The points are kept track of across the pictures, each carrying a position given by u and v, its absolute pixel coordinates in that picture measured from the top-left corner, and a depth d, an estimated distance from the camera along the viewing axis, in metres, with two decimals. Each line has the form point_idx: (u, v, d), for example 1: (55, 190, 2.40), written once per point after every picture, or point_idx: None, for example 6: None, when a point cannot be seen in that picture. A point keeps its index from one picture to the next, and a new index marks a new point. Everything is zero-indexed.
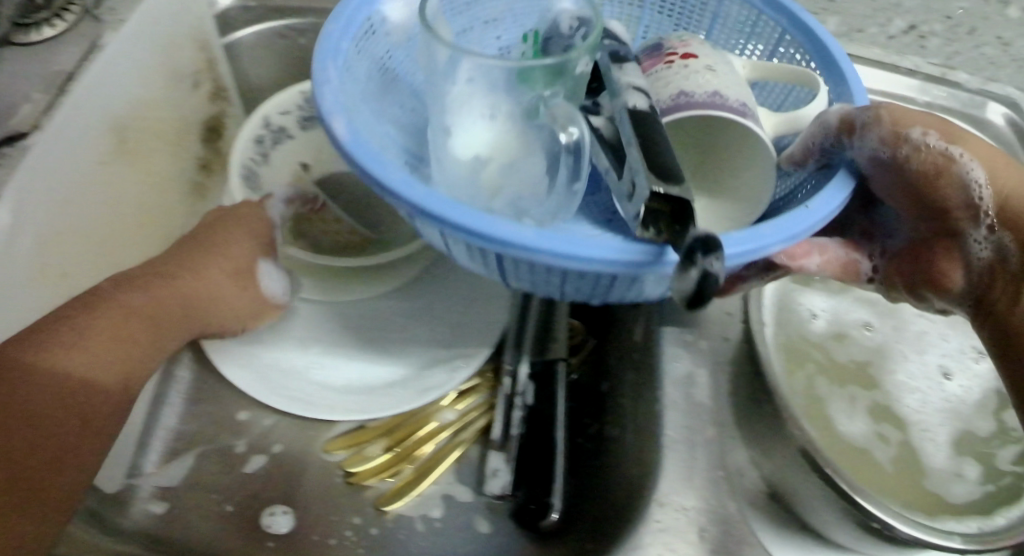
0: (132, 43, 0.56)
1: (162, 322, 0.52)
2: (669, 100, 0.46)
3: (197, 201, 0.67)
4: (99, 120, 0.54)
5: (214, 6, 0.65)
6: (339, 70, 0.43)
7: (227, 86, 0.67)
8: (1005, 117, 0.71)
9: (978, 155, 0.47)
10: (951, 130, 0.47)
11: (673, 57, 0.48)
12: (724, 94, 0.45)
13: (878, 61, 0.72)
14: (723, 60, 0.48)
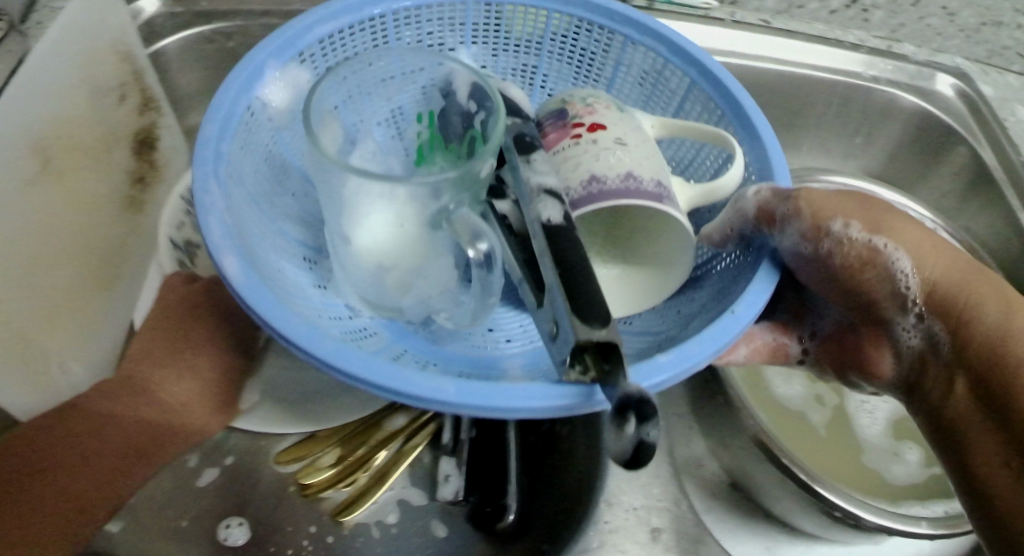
0: (53, 59, 0.53)
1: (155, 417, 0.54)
2: (582, 189, 0.45)
3: (134, 212, 0.64)
4: (19, 142, 0.51)
5: (139, 15, 0.62)
6: (223, 184, 0.41)
7: (157, 97, 0.63)
8: (953, 89, 0.70)
9: (913, 246, 0.44)
10: (879, 218, 0.45)
11: (579, 130, 0.47)
12: (638, 176, 0.45)
13: (818, 35, 0.68)
14: (633, 125, 0.48)
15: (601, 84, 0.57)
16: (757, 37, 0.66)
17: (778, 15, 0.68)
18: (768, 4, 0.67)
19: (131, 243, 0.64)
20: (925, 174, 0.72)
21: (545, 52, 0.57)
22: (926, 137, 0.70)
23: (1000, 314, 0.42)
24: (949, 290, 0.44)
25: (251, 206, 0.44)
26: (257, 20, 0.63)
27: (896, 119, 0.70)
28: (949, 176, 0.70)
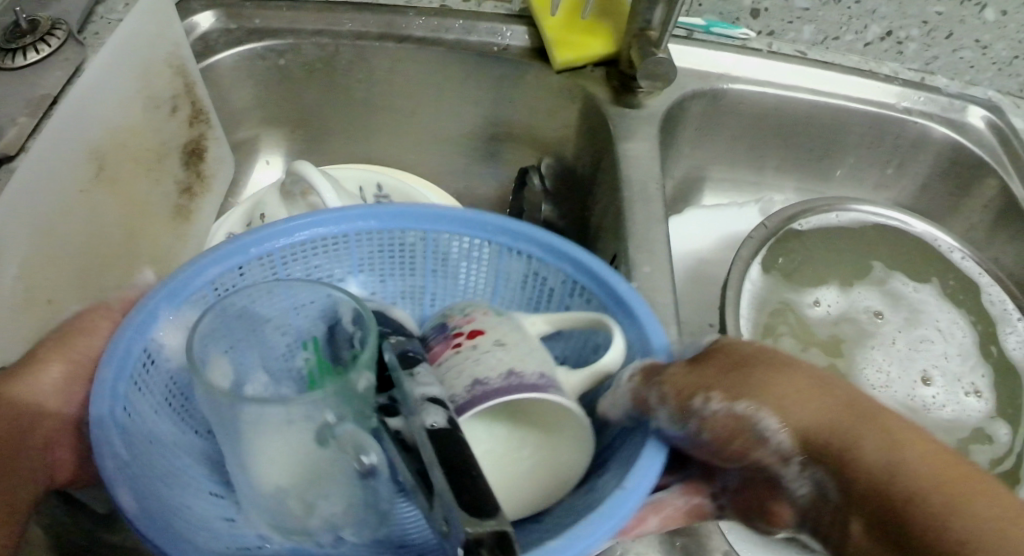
0: (111, 71, 0.55)
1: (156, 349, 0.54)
2: (467, 393, 0.43)
3: (181, 221, 0.65)
4: (79, 151, 0.53)
5: (194, 32, 0.64)
6: (125, 437, 0.38)
7: (205, 108, 0.64)
8: (985, 121, 0.70)
9: (778, 398, 0.38)
10: (724, 374, 0.39)
11: (459, 338, 0.46)
12: (518, 369, 0.42)
13: (853, 67, 0.69)
14: (511, 328, 0.46)
15: (485, 293, 0.53)
16: (797, 63, 0.67)
17: (814, 46, 0.70)
18: (804, 36, 0.69)
19: (177, 252, 0.65)
20: (957, 208, 0.72)
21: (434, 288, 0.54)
22: (960, 170, 0.70)
23: (889, 453, 0.36)
24: (832, 438, 0.37)
25: (144, 442, 0.40)
26: (309, 39, 0.64)
27: (929, 151, 0.70)
28: (981, 209, 0.70)
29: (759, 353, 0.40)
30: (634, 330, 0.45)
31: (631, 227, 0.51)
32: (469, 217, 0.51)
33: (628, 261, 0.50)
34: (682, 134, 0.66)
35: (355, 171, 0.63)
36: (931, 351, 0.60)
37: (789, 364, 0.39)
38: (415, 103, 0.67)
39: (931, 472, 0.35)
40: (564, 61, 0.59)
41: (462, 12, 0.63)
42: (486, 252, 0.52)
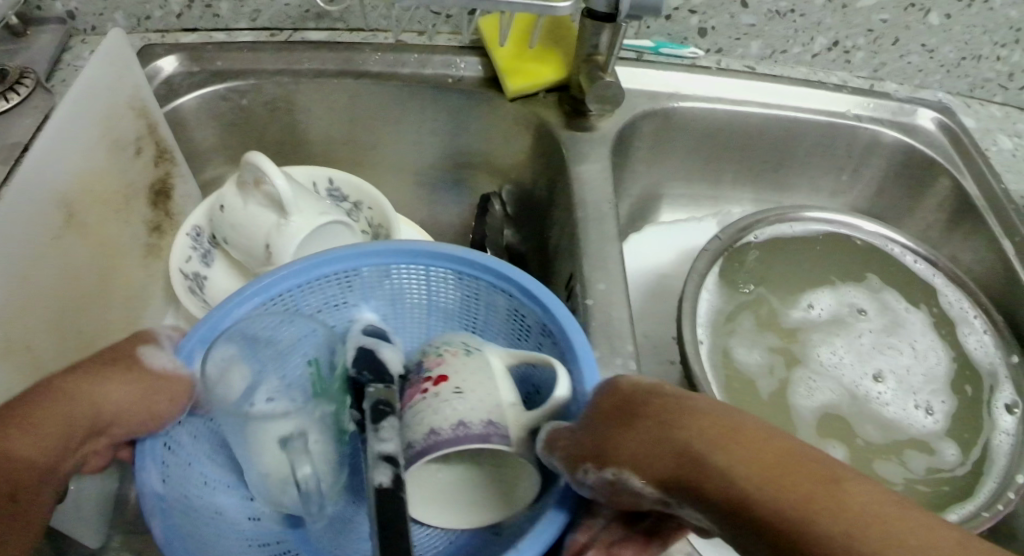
0: (74, 121, 0.56)
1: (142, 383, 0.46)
2: (423, 440, 0.44)
3: (152, 259, 0.66)
4: (47, 204, 0.54)
5: (158, 75, 0.66)
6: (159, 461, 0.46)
7: (172, 148, 0.65)
8: (935, 122, 0.72)
9: (632, 451, 0.37)
10: (606, 425, 0.39)
11: (427, 385, 0.46)
12: (468, 420, 0.43)
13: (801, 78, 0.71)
14: (475, 369, 0.46)
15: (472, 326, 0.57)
16: (748, 75, 0.68)
17: (763, 61, 0.72)
18: (751, 51, 0.71)
19: (151, 288, 0.66)
20: (911, 207, 0.74)
21: (433, 316, 0.58)
22: (912, 172, 0.72)
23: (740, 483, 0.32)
24: (680, 473, 0.34)
25: (181, 465, 0.48)
26: (269, 79, 0.66)
27: (881, 154, 0.72)
28: (933, 208, 0.72)
29: (638, 390, 0.39)
30: (587, 368, 0.45)
31: (585, 245, 0.52)
32: (453, 256, 0.54)
33: (582, 279, 0.51)
34: (637, 151, 0.68)
35: (306, 168, 0.64)
36: (893, 361, 0.61)
37: (652, 403, 0.38)
38: (377, 133, 0.68)
39: (776, 492, 0.31)
40: (516, 90, 0.60)
41: (417, 47, 0.65)
42: (466, 286, 0.55)
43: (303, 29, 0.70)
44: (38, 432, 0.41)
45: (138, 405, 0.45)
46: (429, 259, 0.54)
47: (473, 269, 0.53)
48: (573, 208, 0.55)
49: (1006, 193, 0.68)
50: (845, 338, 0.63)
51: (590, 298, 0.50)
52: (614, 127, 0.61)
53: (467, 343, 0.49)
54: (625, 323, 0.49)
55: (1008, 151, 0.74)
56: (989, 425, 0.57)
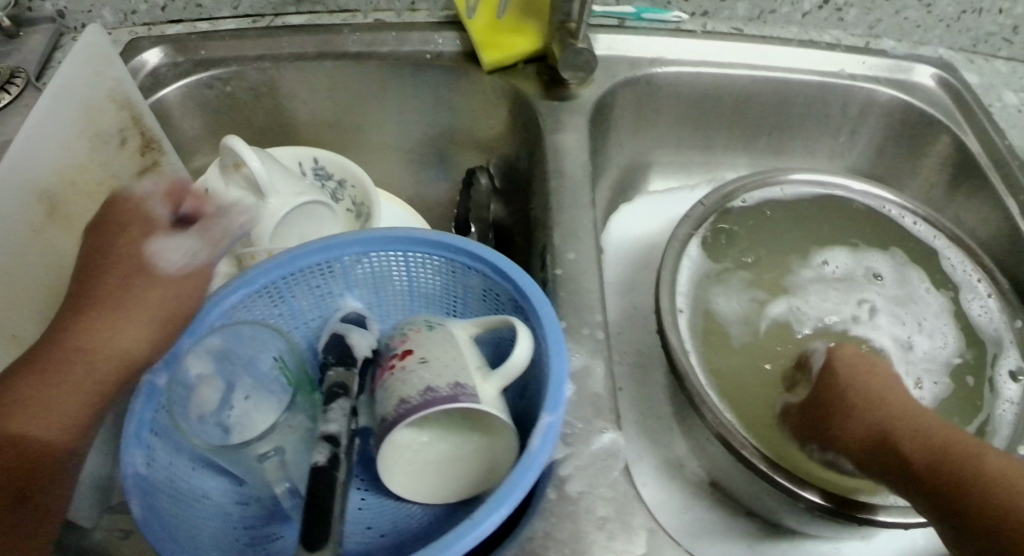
0: (55, 113, 0.56)
1: (155, 318, 0.45)
2: (395, 410, 0.44)
3: None
4: (30, 194, 0.54)
5: (144, 67, 0.66)
6: (144, 449, 0.45)
7: (158, 139, 0.65)
8: (935, 79, 0.70)
9: (857, 430, 0.49)
10: (871, 410, 0.49)
11: (395, 359, 0.47)
12: (435, 386, 0.43)
13: (792, 39, 0.69)
14: (442, 339, 0.46)
15: (454, 308, 0.54)
16: (735, 38, 0.67)
17: (752, 22, 0.70)
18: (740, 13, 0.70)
19: None
20: (912, 168, 0.72)
21: (414, 302, 0.55)
22: (912, 131, 0.70)
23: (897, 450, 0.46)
24: (875, 437, 0.48)
25: (168, 452, 0.47)
26: (252, 65, 0.66)
27: (878, 113, 0.70)
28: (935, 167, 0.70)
29: (855, 376, 0.51)
30: (540, 327, 0.44)
31: (559, 212, 0.51)
32: (429, 242, 0.52)
33: (554, 249, 0.50)
34: (625, 120, 0.66)
35: (291, 150, 0.66)
36: (896, 327, 0.60)
37: (884, 382, 0.51)
38: (360, 113, 0.68)
39: (938, 449, 0.45)
40: (493, 63, 0.60)
41: (393, 25, 0.65)
42: (444, 268, 0.53)
43: (284, 14, 0.69)
44: (36, 415, 0.41)
45: (141, 352, 0.44)
46: (407, 245, 0.52)
47: (450, 250, 0.52)
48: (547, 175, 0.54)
49: (1009, 149, 0.66)
50: (843, 294, 0.61)
51: (560, 267, 0.49)
52: (594, 96, 0.60)
53: (430, 321, 0.49)
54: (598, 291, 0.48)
55: (1013, 106, 0.71)
56: (992, 398, 0.55)
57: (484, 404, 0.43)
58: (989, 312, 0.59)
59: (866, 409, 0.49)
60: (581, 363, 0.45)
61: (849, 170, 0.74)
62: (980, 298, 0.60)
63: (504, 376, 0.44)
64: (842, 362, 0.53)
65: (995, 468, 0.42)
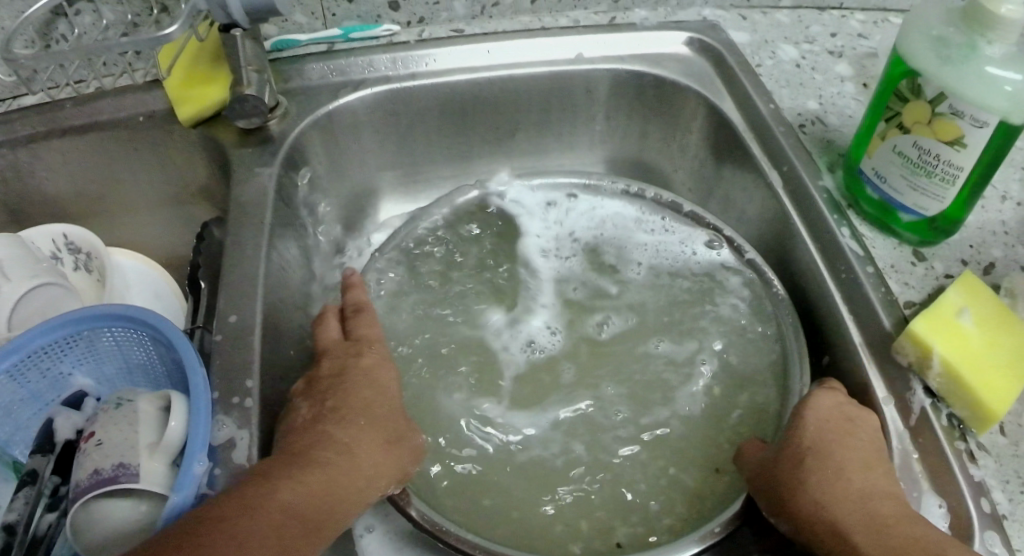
0: None
1: (313, 494, 0.44)
2: (85, 479, 0.49)
3: None
4: None
5: None
6: None
7: None
8: (690, 44, 0.67)
9: (798, 491, 0.46)
10: (776, 457, 0.49)
11: (86, 438, 0.52)
12: (129, 462, 0.49)
13: (520, 30, 0.66)
14: (124, 416, 0.52)
15: (167, 373, 0.56)
16: (457, 44, 0.64)
17: (474, 19, 0.66)
18: (457, 12, 0.65)
19: None
20: (680, 142, 0.69)
21: (134, 374, 0.58)
22: (660, 102, 0.67)
23: (764, 481, 0.49)
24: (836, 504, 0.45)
25: None
26: None
27: (613, 88, 0.67)
28: (691, 134, 0.68)
29: (757, 458, 0.51)
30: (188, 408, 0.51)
31: (241, 277, 0.53)
32: (118, 314, 0.56)
33: (226, 308, 0.52)
34: (355, 142, 0.65)
35: (40, 227, 0.62)
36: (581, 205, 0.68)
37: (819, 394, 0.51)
38: (107, 183, 0.64)
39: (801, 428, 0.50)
40: (192, 116, 0.58)
41: (105, 92, 0.61)
42: (142, 338, 0.56)
43: (23, 95, 0.63)
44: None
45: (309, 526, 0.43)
46: (73, 325, 0.56)
47: (111, 318, 0.56)
48: (234, 239, 0.54)
49: (772, 118, 0.62)
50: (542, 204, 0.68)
51: (219, 334, 0.51)
52: (291, 131, 0.60)
53: (120, 397, 0.54)
54: (258, 338, 0.51)
55: (790, 61, 0.67)
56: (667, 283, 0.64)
57: (142, 483, 0.49)
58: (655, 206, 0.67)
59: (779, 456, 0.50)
60: (224, 438, 0.48)
61: (617, 155, 0.72)
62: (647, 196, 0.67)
63: (167, 451, 0.50)
64: (750, 457, 0.51)
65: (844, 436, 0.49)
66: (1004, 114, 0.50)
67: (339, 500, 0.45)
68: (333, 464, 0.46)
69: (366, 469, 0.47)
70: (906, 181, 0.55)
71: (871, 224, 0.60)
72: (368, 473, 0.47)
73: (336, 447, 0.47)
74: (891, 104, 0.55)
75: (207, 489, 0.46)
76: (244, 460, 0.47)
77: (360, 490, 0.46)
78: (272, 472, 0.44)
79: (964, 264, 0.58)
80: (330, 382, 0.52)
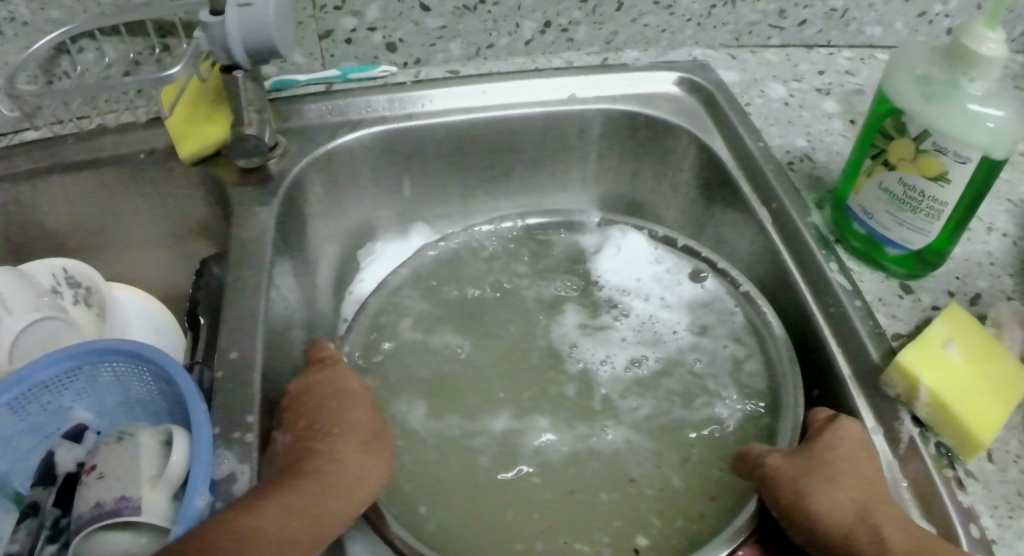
0: None
1: (306, 495, 0.45)
2: (88, 512, 0.50)
3: None
4: None
5: None
6: None
7: None
8: (681, 82, 0.69)
9: (829, 500, 0.47)
10: (804, 462, 0.50)
11: (88, 471, 0.53)
12: (130, 494, 0.50)
13: (515, 71, 0.67)
14: (125, 449, 0.52)
15: (168, 407, 0.56)
16: (453, 84, 0.66)
17: (469, 61, 0.68)
18: (454, 53, 0.67)
19: None
20: (672, 178, 0.70)
21: (136, 408, 0.58)
22: (651, 141, 0.69)
23: (790, 484, 0.49)
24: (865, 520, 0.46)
25: None
26: None
27: (608, 124, 0.68)
28: (682, 169, 0.69)
29: (781, 458, 0.51)
30: (190, 442, 0.51)
31: (242, 314, 0.54)
32: (119, 349, 0.56)
33: (227, 344, 0.53)
34: (353, 178, 0.66)
35: (40, 262, 0.63)
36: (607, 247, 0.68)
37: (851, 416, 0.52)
38: (108, 218, 0.65)
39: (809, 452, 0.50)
40: (191, 156, 0.59)
41: (105, 129, 0.62)
42: (144, 372, 0.56)
43: (25, 131, 0.64)
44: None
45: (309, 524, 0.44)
46: (74, 358, 0.56)
47: (112, 352, 0.56)
48: (236, 277, 0.55)
49: (761, 153, 0.64)
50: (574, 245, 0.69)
51: (220, 369, 0.52)
52: (291, 169, 0.61)
53: (122, 431, 0.55)
54: (258, 374, 0.52)
55: (778, 99, 0.70)
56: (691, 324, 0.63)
57: (144, 516, 0.49)
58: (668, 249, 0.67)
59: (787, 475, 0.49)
60: (226, 472, 0.48)
61: (610, 193, 0.73)
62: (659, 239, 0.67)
63: (169, 484, 0.50)
64: (771, 459, 0.51)
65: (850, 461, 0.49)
66: (986, 150, 0.51)
67: (334, 498, 0.46)
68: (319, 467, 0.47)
69: (350, 467, 0.48)
70: (892, 216, 0.57)
71: (859, 258, 0.61)
72: (356, 468, 0.48)
73: (316, 455, 0.48)
74: (877, 141, 0.57)
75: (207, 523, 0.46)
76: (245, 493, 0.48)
77: (353, 487, 0.47)
78: (266, 490, 0.45)
79: (950, 296, 0.60)
80: (297, 397, 0.52)
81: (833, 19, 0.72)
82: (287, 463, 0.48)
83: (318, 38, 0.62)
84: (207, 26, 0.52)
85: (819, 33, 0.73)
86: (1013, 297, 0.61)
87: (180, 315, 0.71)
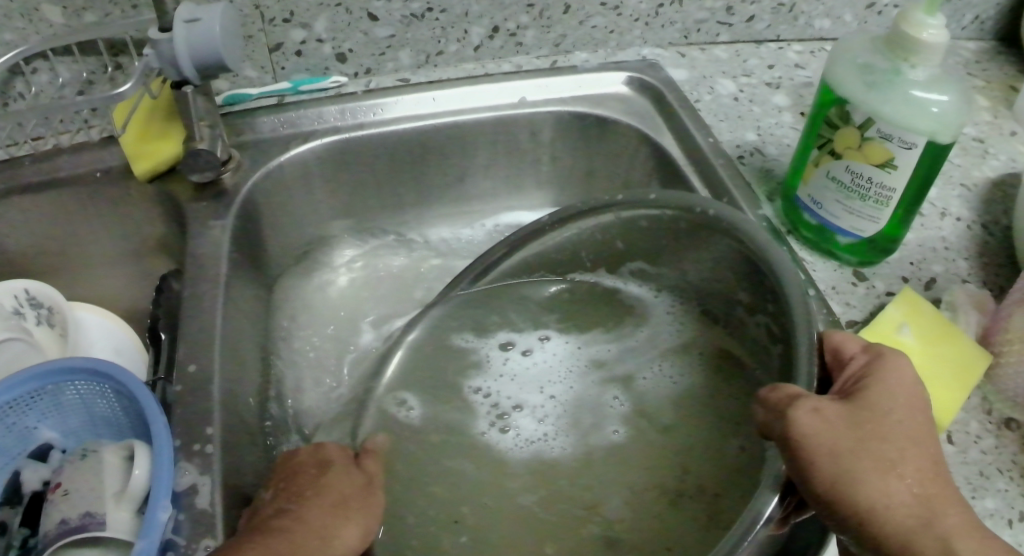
0: None
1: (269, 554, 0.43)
2: (54, 529, 0.50)
3: None
4: None
5: None
6: None
7: None
8: (631, 82, 0.70)
9: (882, 489, 0.42)
10: (847, 430, 0.44)
11: (54, 489, 0.53)
12: (96, 510, 0.50)
13: (465, 77, 0.68)
14: (88, 465, 0.52)
15: (131, 424, 0.55)
16: (405, 91, 0.66)
17: (420, 68, 0.69)
18: (404, 62, 0.68)
19: None
20: (626, 176, 0.71)
21: (99, 426, 0.58)
22: (603, 142, 0.70)
23: (833, 462, 0.43)
24: (920, 513, 0.42)
25: None
26: None
27: (561, 126, 0.69)
28: (635, 168, 0.70)
29: (819, 423, 0.44)
30: (151, 456, 0.51)
31: (199, 329, 0.54)
32: (80, 368, 0.55)
33: (181, 360, 0.53)
34: (311, 189, 0.66)
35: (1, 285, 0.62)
36: (517, 348, 0.65)
37: (889, 359, 0.48)
38: (67, 239, 0.65)
39: (860, 422, 0.44)
40: (146, 173, 0.60)
41: (61, 150, 0.62)
42: (105, 390, 0.56)
43: None
44: None
45: None
46: (37, 380, 0.55)
47: (73, 372, 0.55)
48: (193, 290, 0.56)
49: (710, 150, 0.65)
50: (497, 360, 0.65)
51: (179, 384, 0.52)
52: (245, 185, 0.61)
53: (86, 449, 0.55)
54: (217, 388, 0.52)
55: (728, 95, 0.71)
56: (599, 427, 0.60)
57: (109, 531, 0.49)
58: (571, 350, 0.65)
59: (834, 450, 0.43)
60: (187, 484, 0.48)
61: (567, 193, 0.74)
62: (565, 340, 0.66)
63: (132, 499, 0.50)
64: (809, 422, 0.44)
65: (902, 436, 0.44)
66: (930, 135, 0.52)
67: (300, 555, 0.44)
68: (286, 527, 0.46)
69: (318, 526, 0.46)
70: (842, 205, 0.58)
71: (810, 248, 0.62)
72: (325, 530, 0.47)
73: (283, 516, 0.47)
74: (825, 131, 0.57)
75: (173, 535, 0.46)
76: (208, 504, 0.48)
77: (321, 548, 0.45)
78: (232, 544, 0.44)
79: (904, 281, 0.61)
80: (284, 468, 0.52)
81: (781, 14, 0.74)
82: (257, 522, 0.47)
83: (268, 51, 0.63)
84: (155, 43, 0.52)
85: (768, 28, 0.75)
86: (968, 281, 0.62)
87: (143, 332, 0.71)
